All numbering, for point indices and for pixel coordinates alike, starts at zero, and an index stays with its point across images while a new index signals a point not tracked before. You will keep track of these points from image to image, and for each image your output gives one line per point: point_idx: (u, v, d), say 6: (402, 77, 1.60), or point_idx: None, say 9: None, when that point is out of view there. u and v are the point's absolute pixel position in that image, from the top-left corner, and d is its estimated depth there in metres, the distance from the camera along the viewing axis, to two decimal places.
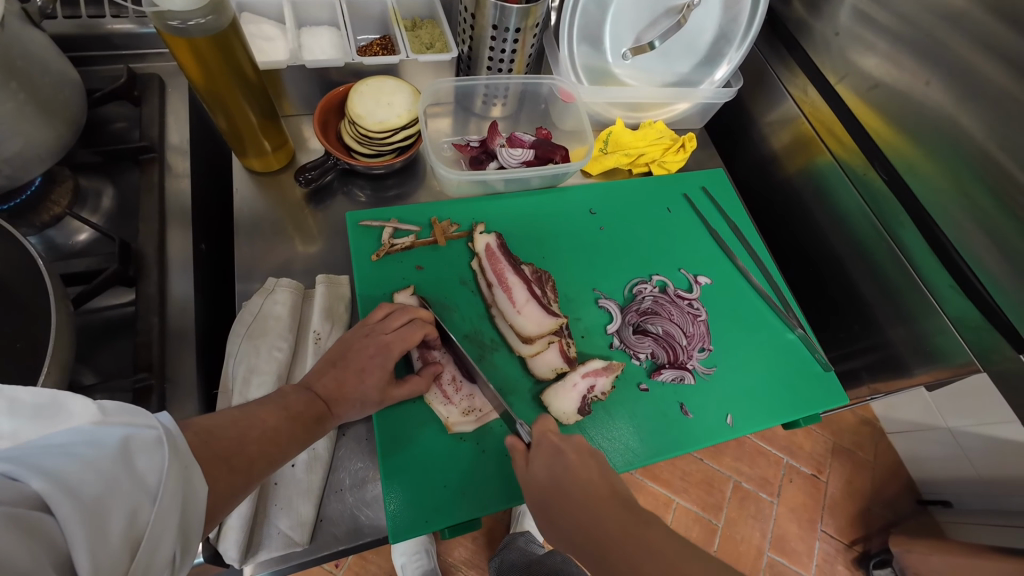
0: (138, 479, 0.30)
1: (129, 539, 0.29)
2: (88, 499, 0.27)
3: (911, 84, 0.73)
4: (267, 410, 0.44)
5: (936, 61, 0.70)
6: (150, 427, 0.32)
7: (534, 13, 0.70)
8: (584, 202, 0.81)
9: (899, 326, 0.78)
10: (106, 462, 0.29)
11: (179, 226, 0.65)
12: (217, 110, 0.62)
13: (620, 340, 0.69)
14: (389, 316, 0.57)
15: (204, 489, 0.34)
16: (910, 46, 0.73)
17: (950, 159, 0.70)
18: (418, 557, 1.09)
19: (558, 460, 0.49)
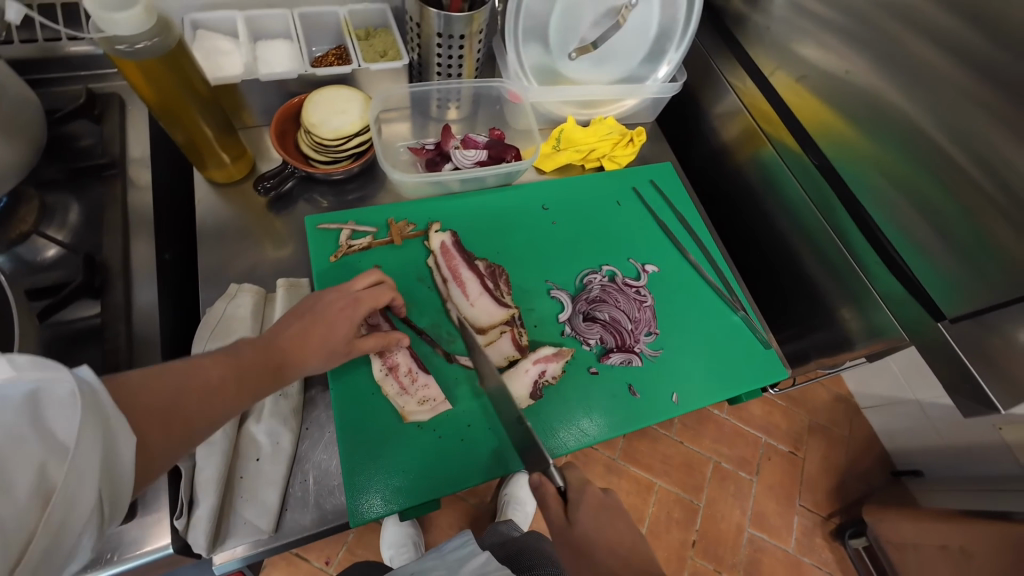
0: (49, 434, 0.31)
1: (39, 493, 0.30)
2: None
3: (839, 68, 0.81)
4: (215, 361, 0.44)
5: None
6: (63, 381, 0.32)
7: (477, 20, 0.74)
8: (537, 197, 0.84)
9: (841, 303, 0.82)
10: (11, 420, 0.29)
11: (143, 238, 0.68)
12: (176, 126, 0.65)
13: (571, 327, 0.72)
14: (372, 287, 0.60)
15: (130, 452, 0.35)
16: (841, 33, 0.79)
17: (883, 139, 0.76)
18: (406, 549, 1.13)
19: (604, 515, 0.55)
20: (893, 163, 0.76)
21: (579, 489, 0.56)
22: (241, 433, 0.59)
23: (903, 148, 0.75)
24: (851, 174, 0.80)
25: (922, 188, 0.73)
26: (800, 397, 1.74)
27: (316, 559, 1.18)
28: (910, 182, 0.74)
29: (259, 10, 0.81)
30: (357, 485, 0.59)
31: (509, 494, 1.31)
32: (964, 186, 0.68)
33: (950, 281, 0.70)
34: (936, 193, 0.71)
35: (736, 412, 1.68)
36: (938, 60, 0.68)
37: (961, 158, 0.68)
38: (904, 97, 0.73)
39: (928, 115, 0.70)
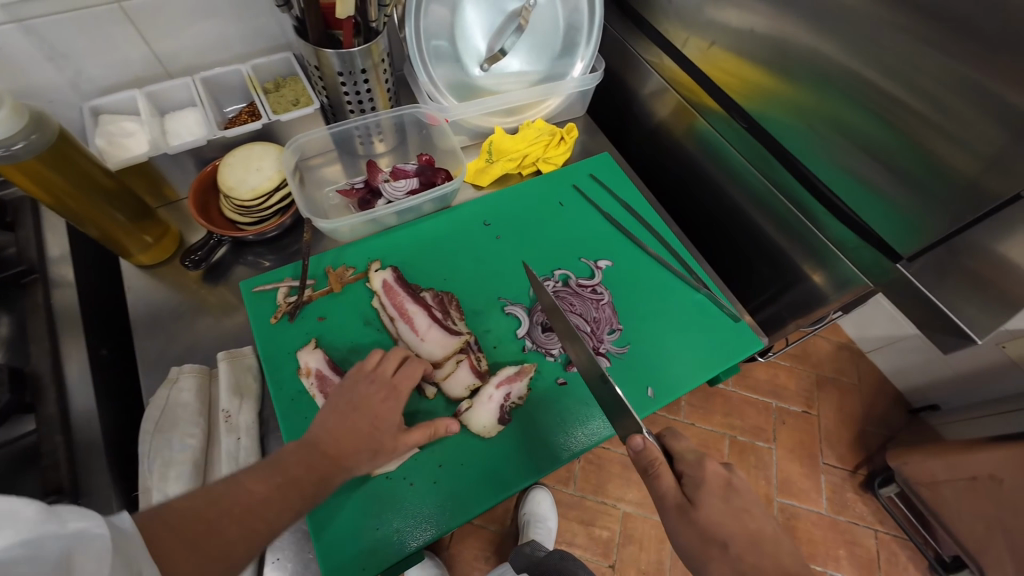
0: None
1: None
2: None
3: (739, 21, 0.75)
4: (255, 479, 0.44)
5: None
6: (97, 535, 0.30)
7: (375, 50, 0.73)
8: (477, 214, 0.82)
9: (805, 259, 0.80)
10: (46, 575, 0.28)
11: (73, 338, 0.65)
12: (84, 223, 0.63)
13: (531, 341, 0.70)
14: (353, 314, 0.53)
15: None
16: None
17: (797, 85, 0.71)
18: None
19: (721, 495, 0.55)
20: (818, 106, 0.70)
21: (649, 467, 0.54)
22: None
23: (826, 88, 0.67)
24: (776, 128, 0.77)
25: (850, 121, 0.67)
26: (802, 354, 1.71)
27: None
28: (838, 118, 0.68)
29: (158, 84, 0.79)
30: (328, 554, 0.55)
31: (528, 513, 1.26)
32: (890, 107, 0.61)
33: (908, 218, 0.65)
34: (868, 124, 0.65)
35: (742, 382, 1.65)
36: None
37: (889, 86, 0.60)
38: (800, 31, 0.67)
39: (839, 45, 0.63)
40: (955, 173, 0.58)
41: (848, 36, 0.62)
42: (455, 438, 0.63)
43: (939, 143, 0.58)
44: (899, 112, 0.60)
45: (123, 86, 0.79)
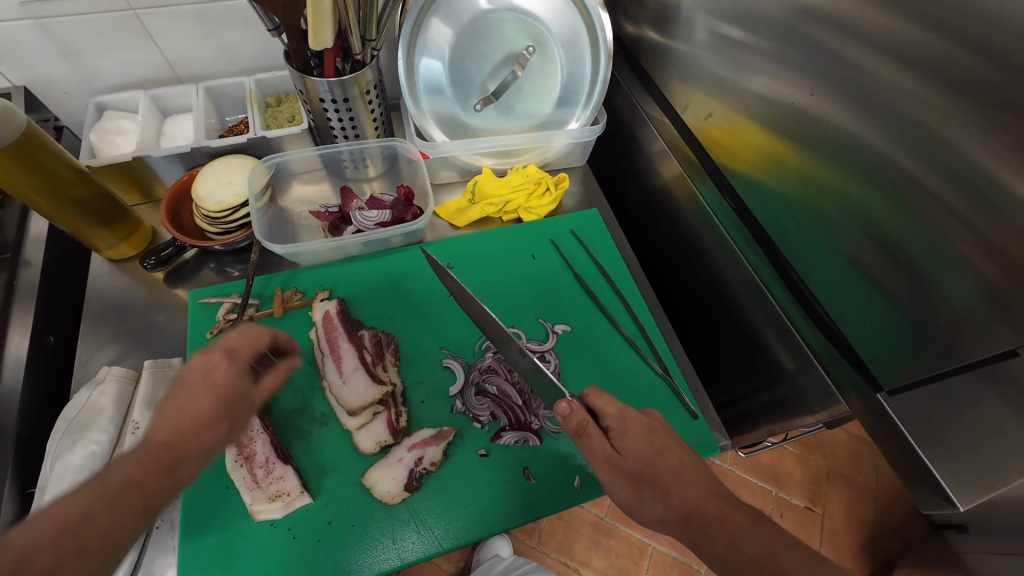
0: None
1: None
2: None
3: (756, 84, 0.69)
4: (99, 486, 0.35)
5: (771, 68, 0.65)
6: None
7: (362, 80, 0.72)
8: (441, 256, 0.80)
9: (786, 357, 0.72)
10: None
11: (19, 321, 0.67)
12: (54, 220, 0.65)
13: (461, 403, 0.66)
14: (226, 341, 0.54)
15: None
16: (749, 48, 0.68)
17: (810, 157, 0.64)
18: None
19: (653, 438, 0.50)
20: (827, 181, 0.62)
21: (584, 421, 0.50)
22: None
23: (842, 163, 0.60)
24: (767, 208, 0.72)
25: (866, 206, 0.58)
26: (813, 441, 1.56)
27: None
28: (849, 203, 0.60)
29: (165, 87, 0.83)
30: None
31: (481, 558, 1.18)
32: (912, 194, 0.52)
33: (909, 328, 0.56)
34: (881, 207, 0.56)
35: (741, 461, 1.52)
36: (860, 55, 0.54)
37: (911, 168, 0.52)
38: (822, 100, 0.60)
39: (853, 119, 0.57)
40: (972, 282, 0.49)
41: (875, 111, 0.54)
42: (353, 495, 0.59)
43: (958, 236, 0.49)
44: (921, 197, 0.52)
45: (131, 84, 0.82)
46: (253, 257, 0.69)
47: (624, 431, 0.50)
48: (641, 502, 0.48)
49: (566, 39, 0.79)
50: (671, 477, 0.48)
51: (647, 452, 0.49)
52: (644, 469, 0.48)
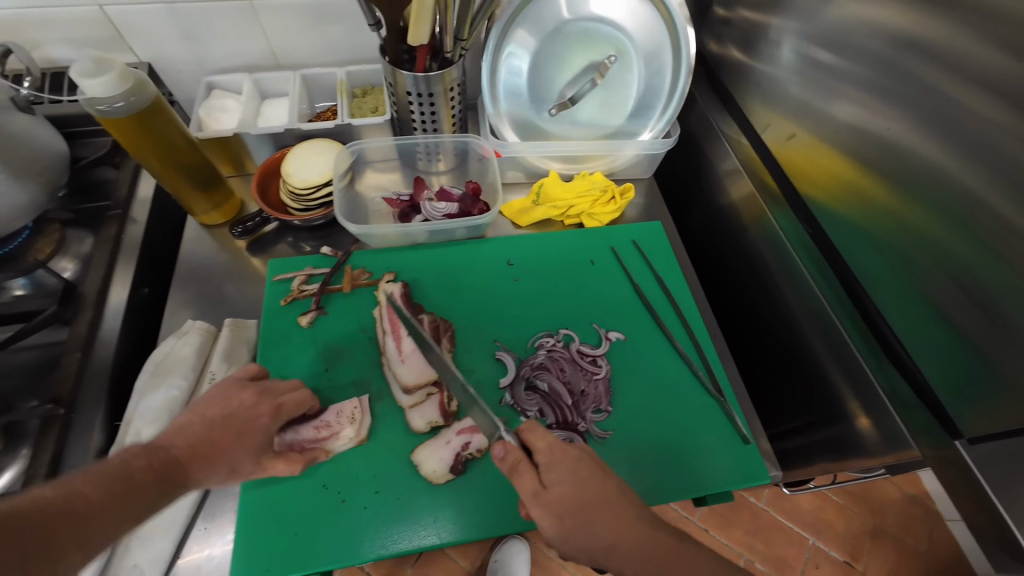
0: None
1: None
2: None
3: (847, 113, 0.68)
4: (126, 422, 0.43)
5: (870, 94, 0.65)
6: None
7: (448, 77, 0.76)
8: (502, 252, 0.81)
9: (852, 394, 0.68)
10: None
11: (123, 271, 0.74)
12: (164, 182, 0.72)
13: (510, 397, 0.66)
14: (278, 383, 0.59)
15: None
16: (844, 76, 0.68)
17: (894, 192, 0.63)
18: None
19: (578, 469, 0.49)
20: (908, 217, 0.61)
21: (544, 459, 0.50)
22: (155, 471, 0.60)
23: (926, 201, 0.59)
24: (845, 237, 0.70)
25: (949, 245, 0.57)
26: (862, 493, 1.47)
27: None
28: (933, 240, 0.59)
29: (266, 72, 0.90)
30: (240, 543, 0.55)
31: (498, 561, 1.21)
32: (1001, 236, 0.51)
33: (990, 372, 0.53)
34: (962, 245, 0.55)
35: (778, 503, 1.44)
36: (961, 92, 0.54)
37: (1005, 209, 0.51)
38: (915, 134, 0.59)
39: (948, 152, 0.56)
40: None
41: (969, 148, 0.54)
42: (400, 472, 0.60)
43: None
44: (1004, 235, 0.51)
45: (239, 68, 0.90)
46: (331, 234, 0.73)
47: (550, 464, 0.49)
48: (564, 535, 0.46)
49: (649, 52, 0.79)
50: (596, 510, 0.46)
51: (571, 485, 0.48)
52: (566, 502, 0.47)
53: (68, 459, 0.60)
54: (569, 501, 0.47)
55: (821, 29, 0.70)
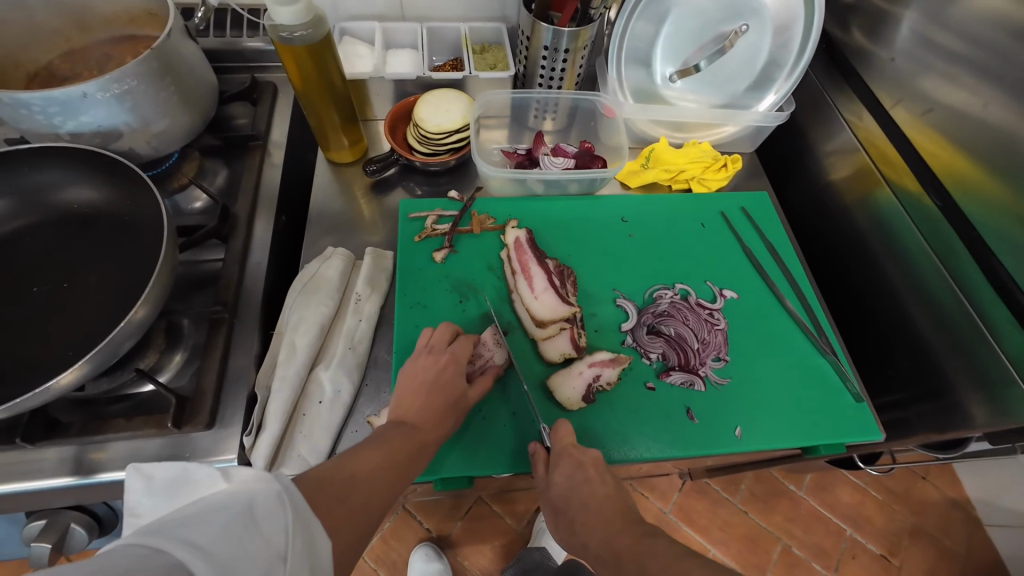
0: (269, 540, 0.33)
1: None
2: (175, 486, 0.36)
3: (969, 103, 0.71)
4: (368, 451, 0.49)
5: (996, 79, 0.67)
6: (271, 488, 0.35)
7: (583, 35, 0.78)
8: (617, 210, 0.85)
9: (962, 366, 0.70)
10: (242, 526, 0.32)
11: (266, 199, 0.80)
12: (312, 115, 0.77)
13: (632, 338, 0.71)
14: (435, 333, 0.64)
15: (327, 545, 0.37)
16: (970, 64, 0.71)
17: (1015, 179, 0.65)
18: None
19: (579, 473, 0.55)
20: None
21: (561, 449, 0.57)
22: (311, 376, 0.66)
23: None
24: (982, 215, 0.69)
25: None
26: (902, 491, 1.42)
27: None
28: None
29: (394, 23, 0.93)
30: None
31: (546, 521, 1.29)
32: None
33: None
34: None
35: (819, 494, 1.41)
36: None
37: None
38: None
39: None
40: None
41: None
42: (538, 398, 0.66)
43: None
44: None
45: (369, 18, 0.94)
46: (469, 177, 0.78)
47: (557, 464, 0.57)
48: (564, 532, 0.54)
49: (780, 23, 0.80)
50: (579, 508, 0.53)
51: (569, 485, 0.55)
52: (560, 500, 0.55)
53: (233, 358, 0.66)
54: (563, 501, 0.54)
55: (953, 16, 0.72)
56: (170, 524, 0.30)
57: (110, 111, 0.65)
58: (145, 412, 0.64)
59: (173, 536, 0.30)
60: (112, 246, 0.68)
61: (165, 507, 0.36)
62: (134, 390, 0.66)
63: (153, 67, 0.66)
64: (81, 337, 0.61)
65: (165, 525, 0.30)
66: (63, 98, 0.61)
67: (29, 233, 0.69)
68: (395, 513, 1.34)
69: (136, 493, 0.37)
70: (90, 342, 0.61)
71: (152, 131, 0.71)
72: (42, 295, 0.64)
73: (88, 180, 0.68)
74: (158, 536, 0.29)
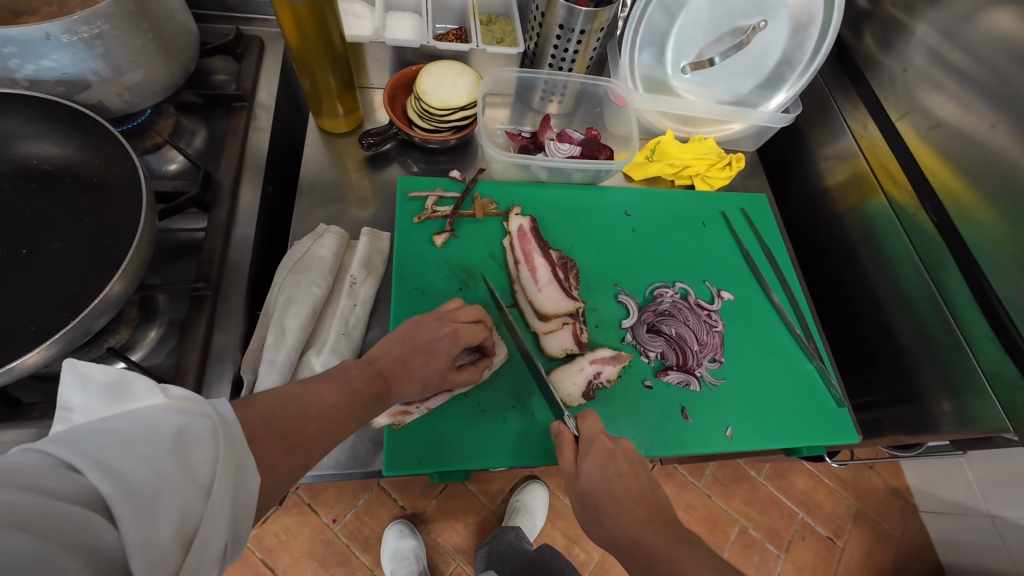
0: (193, 472, 0.32)
1: (183, 536, 0.30)
2: (111, 389, 0.35)
3: (975, 126, 0.72)
4: (328, 388, 0.47)
5: (1005, 105, 0.69)
6: (206, 418, 0.34)
7: (601, 17, 0.75)
8: (620, 203, 0.83)
9: (937, 376, 0.74)
10: (165, 456, 0.31)
11: (251, 167, 0.74)
12: (304, 75, 0.71)
13: (632, 335, 0.71)
14: (461, 310, 0.62)
15: (257, 481, 0.36)
16: (979, 86, 0.72)
17: (1005, 206, 0.68)
18: (407, 562, 1.19)
19: (608, 463, 0.54)
20: None
21: (589, 437, 0.56)
22: (302, 361, 0.63)
23: None
24: (977, 238, 0.71)
25: None
26: (851, 479, 1.51)
27: (325, 515, 1.27)
28: None
29: None
30: (401, 433, 0.62)
31: (519, 501, 1.32)
32: None
33: None
34: None
35: (777, 479, 1.49)
36: None
37: None
38: None
39: None
40: None
41: None
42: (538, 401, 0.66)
43: None
44: None
45: None
46: (476, 159, 0.75)
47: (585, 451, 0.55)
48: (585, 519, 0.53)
49: (799, 21, 0.79)
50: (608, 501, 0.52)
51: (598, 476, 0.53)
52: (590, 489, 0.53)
53: (216, 337, 0.62)
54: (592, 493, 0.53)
55: (967, 35, 0.72)
56: (90, 435, 0.30)
57: (77, 56, 0.58)
58: None
59: (90, 446, 0.29)
60: (79, 210, 0.61)
61: (98, 407, 0.35)
62: None
63: (129, 10, 0.59)
64: (47, 310, 0.56)
65: (84, 436, 0.30)
66: (21, 38, 0.53)
67: None
68: (369, 490, 1.32)
69: (71, 389, 0.36)
70: (56, 316, 0.56)
71: (125, 83, 0.64)
72: None
73: (50, 132, 0.62)
74: (72, 448, 0.29)
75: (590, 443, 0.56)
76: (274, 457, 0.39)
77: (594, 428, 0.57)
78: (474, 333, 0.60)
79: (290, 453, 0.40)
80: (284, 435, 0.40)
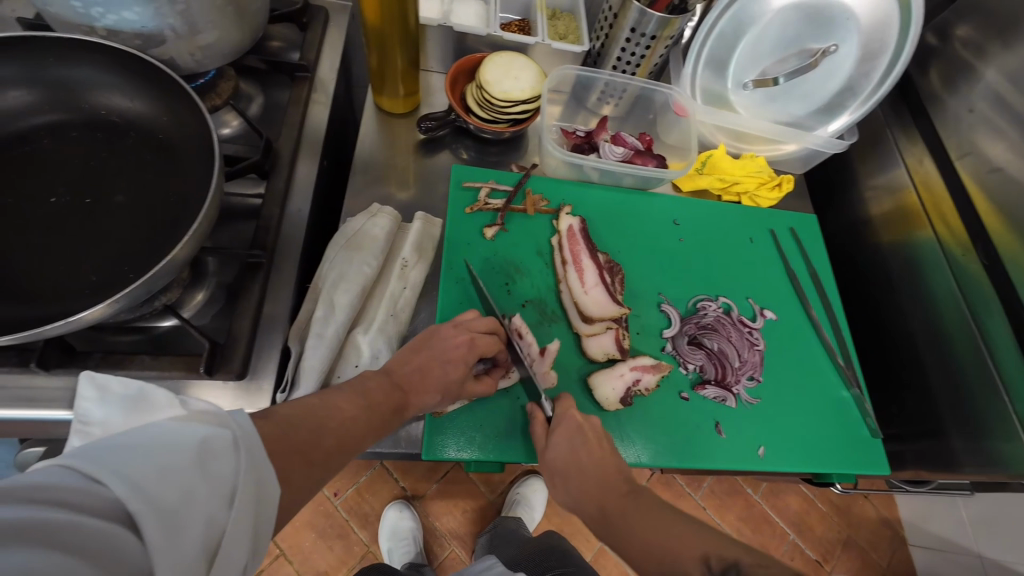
0: (217, 482, 0.32)
1: (209, 544, 0.30)
2: (132, 401, 0.38)
3: None
4: (346, 400, 0.48)
5: None
6: (226, 429, 0.34)
7: (673, 24, 0.74)
8: (669, 212, 0.83)
9: (965, 416, 0.75)
10: (188, 468, 0.31)
11: (309, 140, 0.74)
12: (373, 51, 0.70)
13: (673, 346, 0.71)
14: (479, 319, 0.61)
15: (277, 490, 0.36)
16: None
17: None
18: (404, 542, 1.21)
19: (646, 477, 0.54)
20: None
21: (561, 411, 0.59)
22: (350, 339, 0.63)
23: None
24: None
25: None
26: (844, 505, 1.52)
27: (327, 488, 1.29)
28: None
29: None
30: (443, 421, 0.63)
31: (520, 493, 1.33)
32: None
33: None
34: None
35: (771, 497, 1.50)
36: None
37: None
38: None
39: None
40: None
41: None
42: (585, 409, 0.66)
43: None
44: None
45: None
46: (534, 156, 0.76)
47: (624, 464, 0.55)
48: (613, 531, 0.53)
49: (869, 49, 0.78)
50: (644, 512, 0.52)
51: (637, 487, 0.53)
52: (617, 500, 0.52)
53: (267, 304, 0.62)
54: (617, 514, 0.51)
55: None
56: (109, 448, 0.30)
57: (157, 11, 0.58)
58: (165, 349, 0.60)
59: (115, 462, 0.29)
60: (144, 167, 0.61)
61: (119, 418, 0.38)
62: (152, 324, 0.61)
63: None
64: (108, 264, 0.56)
65: (107, 451, 0.29)
66: None
67: (50, 132, 0.61)
68: (372, 468, 1.34)
69: (91, 401, 0.39)
70: (115, 269, 0.56)
71: (199, 43, 0.63)
72: (62, 207, 0.58)
73: (124, 85, 0.62)
74: (95, 462, 0.28)
75: (562, 416, 0.59)
76: (289, 464, 0.39)
77: (565, 406, 0.60)
78: (491, 342, 0.60)
79: (306, 466, 0.40)
80: (302, 448, 0.40)
